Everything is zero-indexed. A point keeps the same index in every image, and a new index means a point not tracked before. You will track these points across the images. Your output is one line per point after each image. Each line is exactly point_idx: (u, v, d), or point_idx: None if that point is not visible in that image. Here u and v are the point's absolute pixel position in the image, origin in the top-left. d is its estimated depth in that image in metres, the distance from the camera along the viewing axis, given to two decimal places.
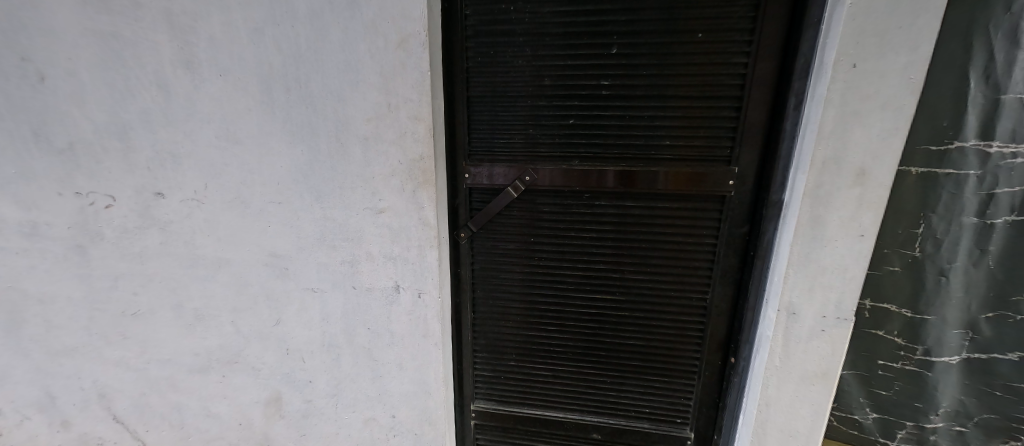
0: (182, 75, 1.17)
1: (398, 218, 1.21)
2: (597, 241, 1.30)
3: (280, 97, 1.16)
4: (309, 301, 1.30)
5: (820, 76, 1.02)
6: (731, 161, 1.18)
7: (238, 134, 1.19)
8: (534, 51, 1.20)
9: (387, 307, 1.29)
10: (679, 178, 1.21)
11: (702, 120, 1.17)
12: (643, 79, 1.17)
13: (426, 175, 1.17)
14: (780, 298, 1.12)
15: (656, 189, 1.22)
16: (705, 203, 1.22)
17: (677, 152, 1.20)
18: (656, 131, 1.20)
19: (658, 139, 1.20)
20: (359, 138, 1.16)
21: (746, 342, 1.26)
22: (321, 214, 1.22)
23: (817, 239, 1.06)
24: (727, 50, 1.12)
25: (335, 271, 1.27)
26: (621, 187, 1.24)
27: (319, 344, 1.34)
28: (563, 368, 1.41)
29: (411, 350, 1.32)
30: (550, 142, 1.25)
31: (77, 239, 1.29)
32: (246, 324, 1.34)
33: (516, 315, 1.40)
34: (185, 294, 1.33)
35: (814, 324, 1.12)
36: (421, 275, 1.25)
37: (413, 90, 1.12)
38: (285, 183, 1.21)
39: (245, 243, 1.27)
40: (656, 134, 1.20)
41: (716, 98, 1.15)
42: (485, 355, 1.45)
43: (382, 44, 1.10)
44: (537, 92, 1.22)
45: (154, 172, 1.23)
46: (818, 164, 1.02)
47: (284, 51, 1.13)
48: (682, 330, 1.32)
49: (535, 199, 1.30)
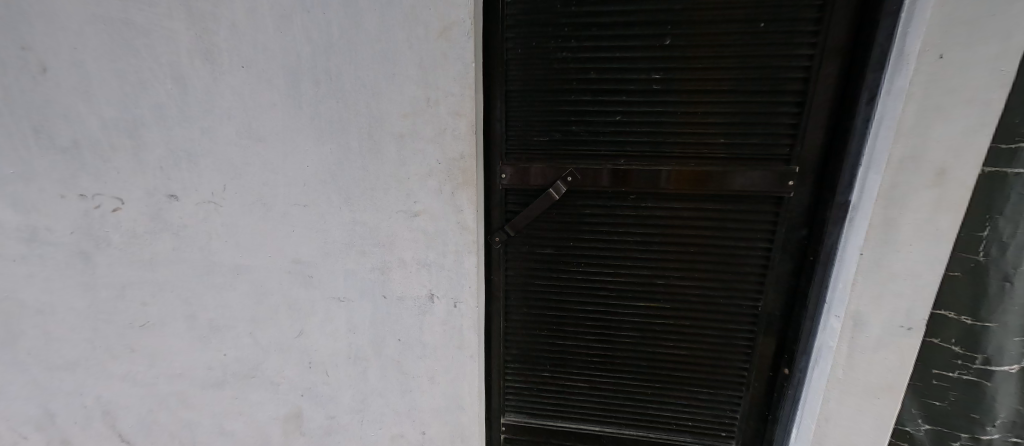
0: (200, 66, 1.06)
1: (435, 222, 1.12)
2: (641, 246, 1.23)
3: (308, 91, 1.07)
4: (335, 310, 1.21)
5: (899, 68, 0.95)
6: (791, 160, 1.11)
7: (260, 132, 1.10)
8: (580, 42, 1.12)
9: (419, 317, 1.20)
10: (681, 177, 1.15)
11: (710, 119, 1.12)
12: (690, 72, 1.10)
13: (466, 175, 1.09)
14: (847, 307, 1.05)
15: (658, 188, 1.17)
16: (761, 205, 1.15)
17: (686, 149, 1.14)
18: (659, 129, 1.15)
19: (664, 138, 1.15)
20: (393, 135, 1.08)
21: (803, 354, 1.18)
22: (350, 217, 1.14)
23: (890, 244, 0.99)
24: (791, 42, 1.05)
25: (362, 279, 1.18)
26: (616, 185, 1.18)
27: (344, 356, 1.25)
28: (599, 379, 1.35)
29: (444, 365, 1.23)
30: (592, 139, 1.17)
31: (81, 245, 1.19)
32: (266, 337, 1.25)
33: (552, 324, 1.33)
34: (199, 303, 1.24)
35: (882, 334, 1.05)
36: (458, 282, 1.16)
37: (455, 83, 1.04)
38: (311, 185, 1.12)
39: (267, 250, 1.18)
40: (661, 136, 1.15)
41: (775, 92, 1.08)
42: (517, 366, 1.38)
43: (422, 33, 1.02)
44: (577, 86, 1.15)
45: (166, 172, 1.14)
46: (896, 163, 0.96)
47: (313, 40, 1.04)
48: (729, 339, 1.26)
49: (576, 200, 1.23)
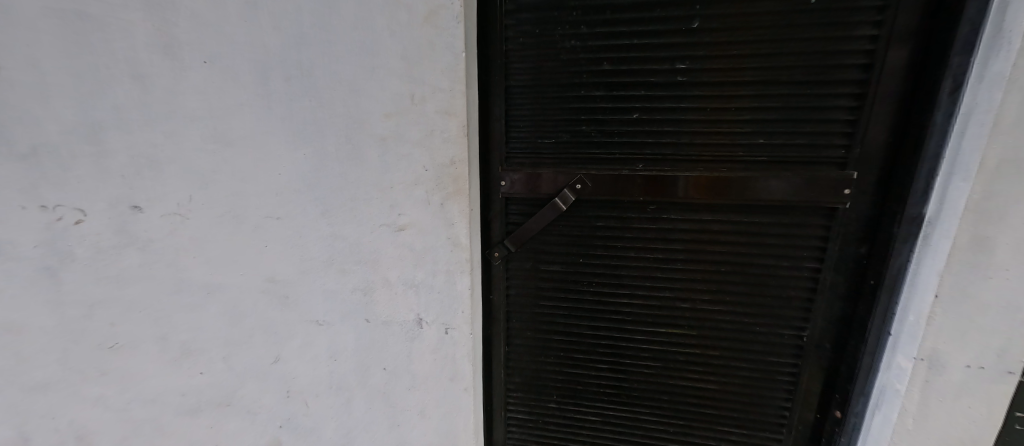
0: (159, 61, 0.92)
1: (422, 236, 1.00)
2: (663, 265, 1.06)
3: (278, 88, 0.93)
4: (314, 336, 1.08)
5: (997, 49, 0.76)
6: (847, 164, 0.93)
7: (228, 136, 0.96)
8: (591, 28, 0.97)
9: (405, 344, 1.08)
10: (702, 183, 0.98)
11: (738, 118, 0.95)
12: (723, 60, 0.93)
13: (458, 183, 0.97)
14: (923, 344, 0.86)
15: (678, 197, 1.00)
16: (808, 218, 0.97)
17: (710, 151, 0.98)
18: (677, 126, 0.98)
19: (681, 137, 0.98)
20: (374, 138, 0.95)
21: (860, 396, 0.99)
22: (328, 231, 1.01)
23: (980, 268, 0.80)
24: (847, 21, 0.87)
25: (344, 301, 1.06)
26: (646, 193, 1.01)
27: (325, 385, 1.11)
28: (613, 414, 1.19)
29: (435, 397, 1.12)
30: (605, 141, 1.01)
31: (43, 264, 0.94)
32: (241, 362, 1.09)
33: (559, 351, 1.18)
34: (172, 324, 1.04)
35: (967, 378, 0.85)
36: (450, 305, 1.05)
37: (444, 78, 0.92)
38: (285, 194, 0.98)
39: (239, 265, 1.03)
40: (680, 133, 0.98)
41: (828, 83, 0.90)
42: (520, 395, 1.23)
43: (405, 18, 0.90)
44: (589, 79, 0.99)
45: (129, 181, 0.95)
46: (992, 168, 0.77)
47: (281, 29, 0.91)
48: (768, 375, 1.08)
49: (585, 211, 1.07)
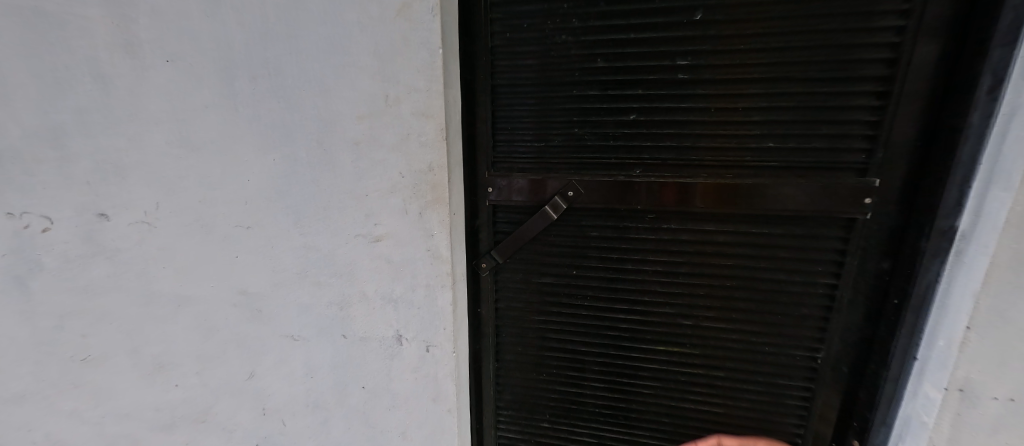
0: (120, 61, 0.85)
1: (401, 248, 0.93)
2: (662, 279, 0.97)
3: (244, 89, 0.87)
4: (289, 351, 1.02)
5: None
6: (868, 170, 0.84)
7: (194, 140, 0.89)
8: (583, 22, 0.88)
9: (385, 362, 1.02)
10: (710, 192, 0.90)
11: (749, 119, 0.86)
12: (729, 56, 0.84)
13: (437, 191, 0.90)
14: (954, 372, 0.76)
15: (688, 206, 0.91)
16: (823, 229, 0.88)
17: (721, 156, 0.89)
18: (683, 127, 0.89)
19: (688, 140, 0.89)
20: (348, 142, 0.88)
21: (880, 427, 0.89)
22: (300, 241, 0.94)
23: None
24: (870, 10, 0.77)
25: (319, 315, 0.99)
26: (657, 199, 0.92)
27: (302, 403, 1.05)
28: (609, 436, 1.10)
29: (417, 418, 1.05)
30: (601, 144, 0.93)
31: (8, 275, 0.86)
32: (215, 378, 1.03)
33: (551, 368, 1.10)
34: (144, 336, 0.97)
35: (1008, 412, 0.75)
36: (431, 321, 0.98)
37: (420, 76, 0.84)
38: (255, 202, 0.92)
39: (210, 277, 0.97)
40: (686, 136, 0.89)
41: (848, 80, 0.81)
42: (511, 413, 1.16)
43: (376, 12, 0.82)
44: (582, 77, 0.91)
45: (95, 188, 0.88)
46: None
47: (248, 26, 0.84)
48: (778, 398, 0.98)
49: (579, 220, 0.99)
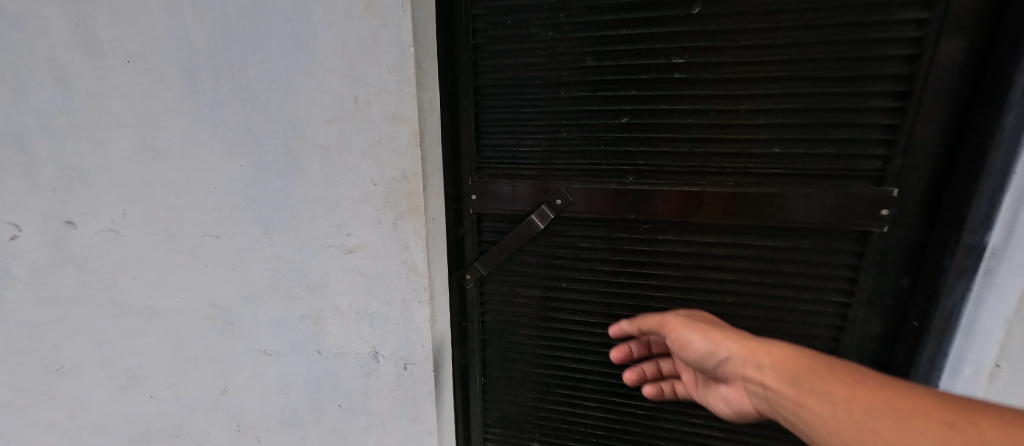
0: (81, 60, 0.79)
1: (374, 259, 0.87)
2: (659, 294, 0.90)
3: (207, 90, 0.82)
4: (262, 366, 0.97)
5: None
6: (886, 179, 0.76)
7: (160, 144, 0.83)
8: (570, 17, 0.82)
9: (362, 378, 0.97)
10: (716, 204, 0.82)
11: (755, 122, 0.78)
12: (733, 53, 0.77)
13: (412, 200, 0.83)
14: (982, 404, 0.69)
15: (689, 216, 0.84)
16: (836, 243, 0.80)
17: (723, 163, 0.81)
18: (683, 132, 0.82)
19: (687, 145, 0.82)
20: (318, 148, 0.82)
21: None
22: (270, 252, 0.89)
23: None
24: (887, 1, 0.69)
25: (292, 329, 0.95)
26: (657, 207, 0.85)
27: (277, 420, 1.01)
28: None
29: (396, 437, 1.00)
30: (591, 150, 0.87)
31: None
32: (188, 391, 0.97)
33: (541, 385, 1.03)
34: (116, 351, 0.91)
35: None
36: (409, 337, 0.92)
37: (392, 78, 0.78)
38: (224, 211, 0.87)
39: (179, 289, 0.91)
40: (684, 140, 0.82)
41: (866, 79, 0.73)
42: (499, 431, 1.10)
43: (343, 8, 0.76)
44: (572, 77, 0.84)
45: (61, 194, 0.81)
46: None
47: (209, 23, 0.79)
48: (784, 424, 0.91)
49: (569, 230, 0.92)
